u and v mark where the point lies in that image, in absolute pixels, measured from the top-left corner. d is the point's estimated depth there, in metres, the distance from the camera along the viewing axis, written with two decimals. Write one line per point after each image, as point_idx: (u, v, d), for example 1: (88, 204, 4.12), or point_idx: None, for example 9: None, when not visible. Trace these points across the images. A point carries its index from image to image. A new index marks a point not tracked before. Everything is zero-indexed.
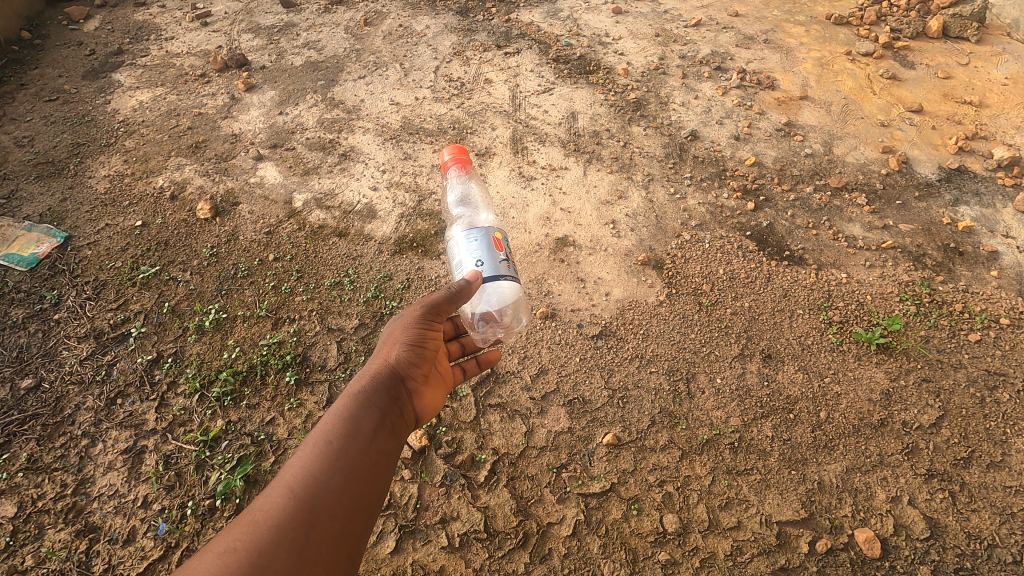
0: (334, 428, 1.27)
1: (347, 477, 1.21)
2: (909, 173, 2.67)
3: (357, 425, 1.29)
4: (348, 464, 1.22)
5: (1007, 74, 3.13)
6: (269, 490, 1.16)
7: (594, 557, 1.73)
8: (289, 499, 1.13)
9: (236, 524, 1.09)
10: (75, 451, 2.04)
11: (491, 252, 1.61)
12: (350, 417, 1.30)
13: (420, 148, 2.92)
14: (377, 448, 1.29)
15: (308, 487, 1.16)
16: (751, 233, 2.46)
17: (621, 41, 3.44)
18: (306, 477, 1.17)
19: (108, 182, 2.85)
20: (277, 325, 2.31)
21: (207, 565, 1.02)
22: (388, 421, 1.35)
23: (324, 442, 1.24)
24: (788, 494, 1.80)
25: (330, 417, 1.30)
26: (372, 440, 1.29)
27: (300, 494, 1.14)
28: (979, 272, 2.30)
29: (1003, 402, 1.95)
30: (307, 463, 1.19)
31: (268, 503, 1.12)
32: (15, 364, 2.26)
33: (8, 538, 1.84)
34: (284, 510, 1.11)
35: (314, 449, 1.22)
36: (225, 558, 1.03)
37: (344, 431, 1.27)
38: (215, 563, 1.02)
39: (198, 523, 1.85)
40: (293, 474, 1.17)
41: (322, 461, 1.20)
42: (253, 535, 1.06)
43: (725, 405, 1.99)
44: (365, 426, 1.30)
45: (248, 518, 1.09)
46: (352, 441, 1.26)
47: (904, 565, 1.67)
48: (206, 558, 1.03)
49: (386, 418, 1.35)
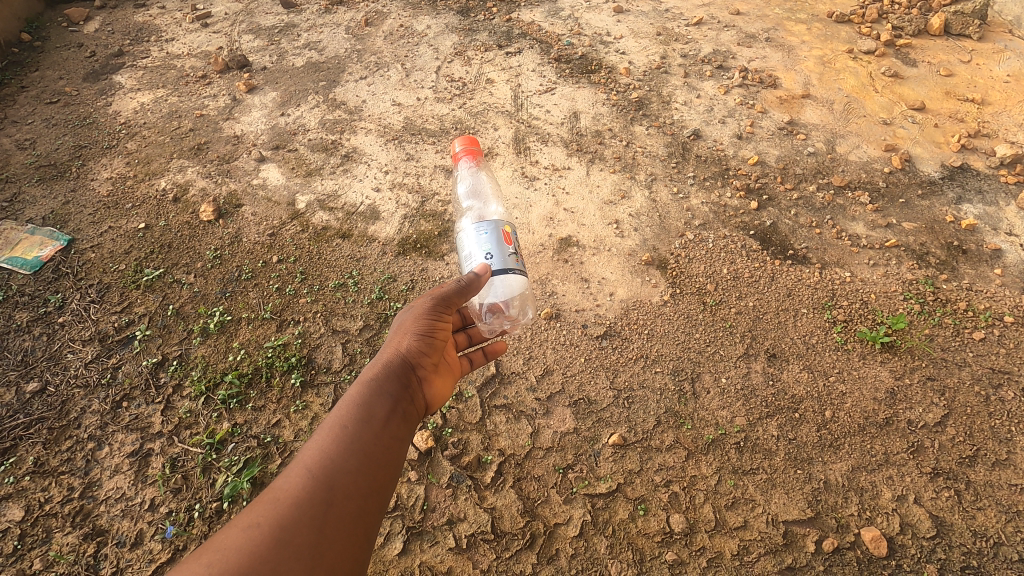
0: (349, 412, 1.28)
1: (363, 459, 1.21)
2: (912, 171, 2.67)
3: (371, 409, 1.30)
4: (363, 447, 1.23)
5: (1009, 72, 3.13)
6: (288, 470, 1.16)
7: (601, 557, 1.74)
8: (309, 478, 1.14)
9: (258, 501, 1.10)
10: (81, 454, 2.04)
11: (500, 246, 1.61)
12: (364, 403, 1.31)
13: (423, 148, 2.92)
14: (390, 432, 1.29)
15: (325, 468, 1.16)
16: (754, 233, 2.46)
17: (622, 40, 3.44)
18: (322, 458, 1.18)
19: (110, 185, 2.85)
20: (281, 328, 2.31)
21: (231, 540, 1.03)
22: (400, 408, 1.35)
23: (340, 425, 1.24)
24: (794, 493, 1.81)
25: (345, 402, 1.30)
26: (386, 424, 1.30)
27: (317, 474, 1.15)
28: (983, 270, 2.31)
29: (1007, 400, 1.95)
30: (324, 444, 1.20)
31: (288, 483, 1.13)
32: (20, 367, 2.26)
33: (16, 542, 1.85)
34: (305, 488, 1.12)
35: (330, 431, 1.23)
36: (248, 532, 1.04)
37: (358, 416, 1.28)
38: (239, 537, 1.02)
39: (205, 527, 1.86)
40: (310, 455, 1.18)
41: (338, 443, 1.21)
42: (274, 511, 1.07)
43: (731, 404, 1.99)
44: (379, 411, 1.30)
45: (269, 496, 1.10)
46: (366, 424, 1.27)
47: (910, 564, 1.68)
48: (230, 532, 1.04)
49: (398, 405, 1.35)
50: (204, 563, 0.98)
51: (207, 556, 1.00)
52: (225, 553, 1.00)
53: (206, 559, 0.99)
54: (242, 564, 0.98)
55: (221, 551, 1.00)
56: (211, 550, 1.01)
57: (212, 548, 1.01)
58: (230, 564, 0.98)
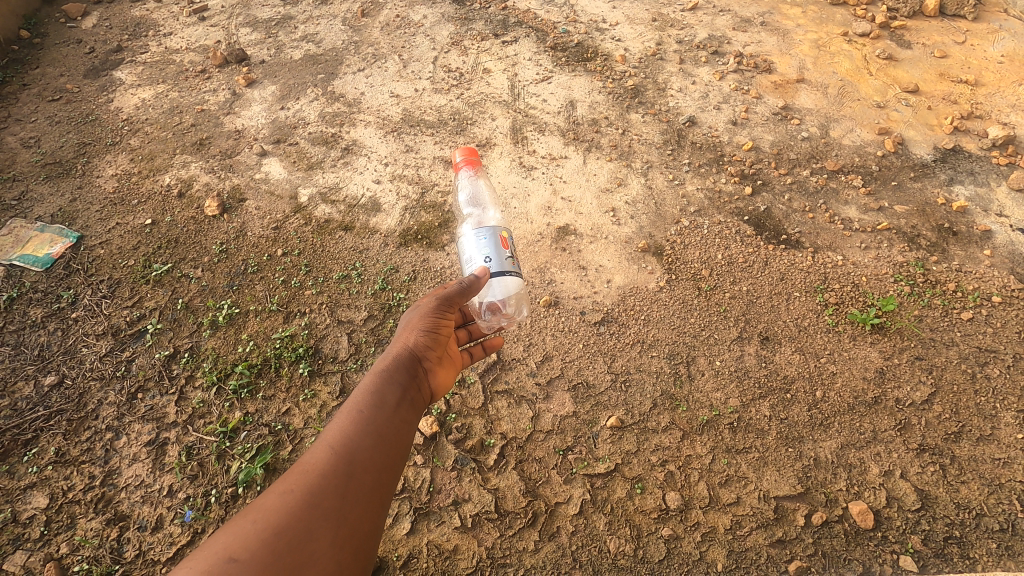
0: (364, 398, 1.35)
1: (378, 438, 1.29)
2: (905, 154, 2.69)
3: (383, 395, 1.37)
4: (378, 428, 1.30)
5: (1003, 52, 3.13)
6: (313, 446, 1.24)
7: (600, 534, 1.82)
8: (331, 454, 1.22)
9: (289, 473, 1.18)
10: (100, 444, 2.13)
11: (498, 249, 1.67)
12: (376, 390, 1.37)
13: (421, 140, 2.95)
14: (402, 416, 1.37)
15: (345, 446, 1.24)
16: (749, 218, 2.51)
17: (618, 27, 3.44)
18: (343, 436, 1.25)
19: (116, 181, 2.90)
20: (288, 319, 2.38)
21: (268, 503, 1.11)
22: (409, 395, 1.42)
23: (357, 409, 1.32)
24: (785, 470, 1.88)
25: (360, 390, 1.38)
26: (398, 409, 1.37)
27: (338, 450, 1.22)
28: (972, 252, 2.35)
29: (993, 377, 2.02)
30: (344, 426, 1.28)
31: (314, 457, 1.21)
32: (37, 362, 2.34)
33: (42, 528, 1.95)
34: (328, 462, 1.20)
35: (349, 414, 1.30)
36: (283, 496, 1.12)
37: (372, 401, 1.35)
38: (275, 502, 1.10)
39: (222, 510, 1.95)
40: (333, 434, 1.26)
41: (356, 424, 1.29)
42: (304, 479, 1.16)
43: (724, 386, 2.06)
44: (390, 397, 1.37)
45: (299, 467, 1.19)
46: (380, 408, 1.34)
47: (895, 535, 1.76)
48: (267, 497, 1.12)
49: (407, 393, 1.42)
50: (245, 522, 1.06)
51: (249, 516, 1.08)
52: (265, 514, 1.08)
53: (248, 518, 1.07)
54: (279, 524, 1.06)
55: (260, 512, 1.08)
56: (252, 511, 1.09)
57: (252, 509, 1.09)
58: (270, 523, 1.06)
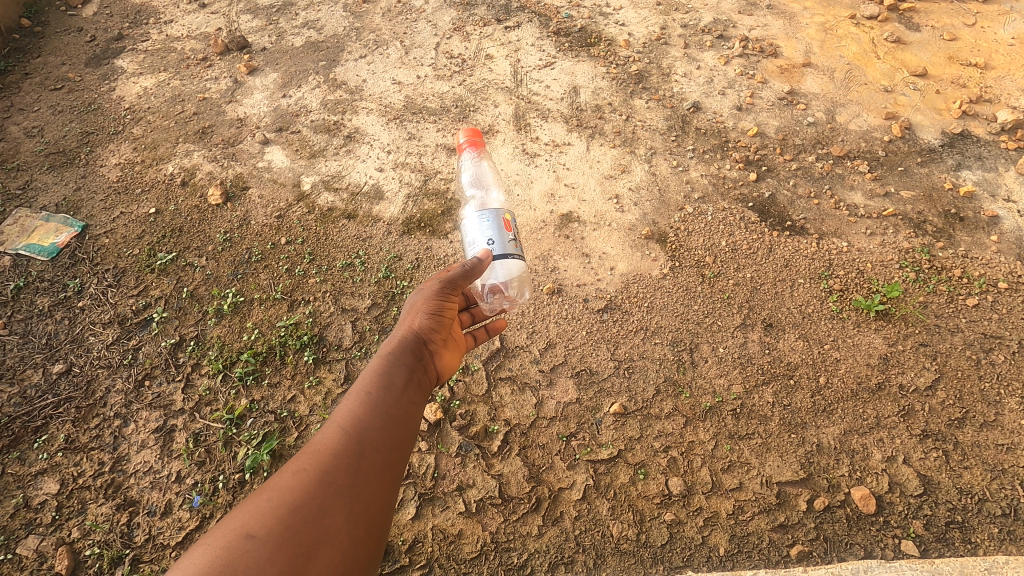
0: (372, 380, 1.36)
1: (387, 418, 1.30)
2: (912, 139, 2.66)
3: (390, 376, 1.38)
4: (386, 408, 1.31)
5: (1014, 34, 3.08)
6: (323, 427, 1.26)
7: (602, 519, 1.84)
8: (342, 434, 1.23)
9: (300, 454, 1.19)
10: (109, 431, 2.15)
11: (501, 232, 1.67)
12: (384, 373, 1.38)
13: (424, 127, 2.93)
14: (409, 396, 1.38)
15: (355, 426, 1.25)
16: (753, 205, 2.49)
17: (622, 11, 3.40)
18: (354, 418, 1.27)
19: (119, 170, 2.90)
20: (292, 307, 2.39)
21: (283, 481, 1.13)
22: (415, 377, 1.43)
23: (365, 391, 1.33)
24: (787, 456, 1.89)
25: (366, 373, 1.38)
26: (405, 390, 1.38)
27: (349, 430, 1.24)
28: (980, 237, 2.33)
29: (998, 363, 2.01)
30: (353, 406, 1.29)
31: (325, 437, 1.22)
32: (45, 350, 2.36)
33: (53, 513, 1.98)
34: (339, 443, 1.21)
35: (357, 396, 1.32)
36: (297, 475, 1.13)
37: (380, 382, 1.36)
38: (288, 481, 1.12)
39: (230, 496, 1.99)
40: (342, 415, 1.27)
41: (365, 405, 1.30)
42: (316, 459, 1.17)
43: (728, 373, 2.06)
44: (397, 379, 1.38)
45: (310, 447, 1.20)
46: (387, 389, 1.35)
47: (897, 520, 1.77)
48: (280, 476, 1.14)
49: (413, 375, 1.43)
50: (259, 502, 1.08)
51: (264, 495, 1.09)
52: (279, 493, 1.10)
53: (264, 496, 1.09)
54: (294, 502, 1.08)
55: (275, 490, 1.10)
56: (267, 490, 1.10)
57: (267, 488, 1.11)
58: (286, 501, 1.08)
